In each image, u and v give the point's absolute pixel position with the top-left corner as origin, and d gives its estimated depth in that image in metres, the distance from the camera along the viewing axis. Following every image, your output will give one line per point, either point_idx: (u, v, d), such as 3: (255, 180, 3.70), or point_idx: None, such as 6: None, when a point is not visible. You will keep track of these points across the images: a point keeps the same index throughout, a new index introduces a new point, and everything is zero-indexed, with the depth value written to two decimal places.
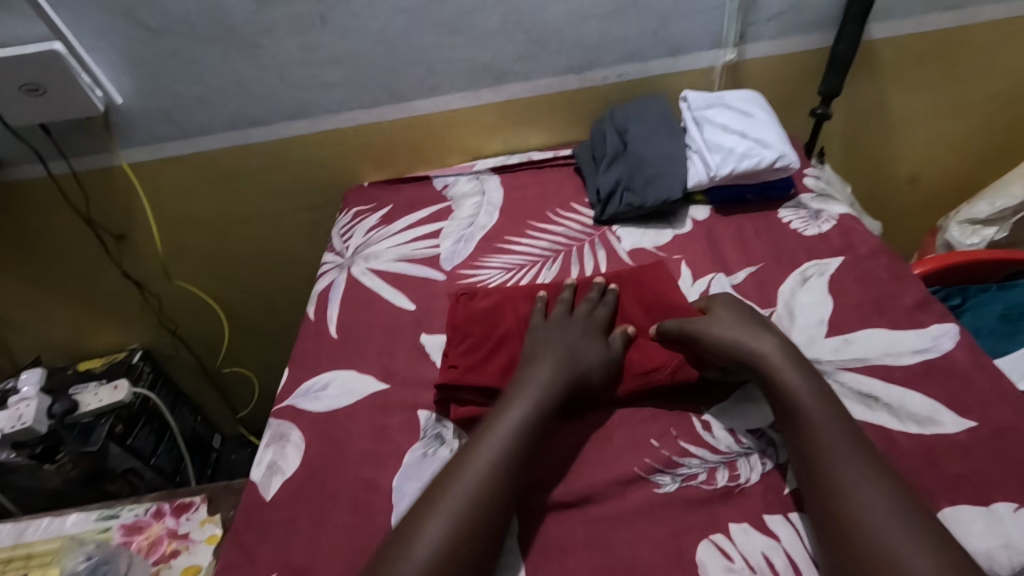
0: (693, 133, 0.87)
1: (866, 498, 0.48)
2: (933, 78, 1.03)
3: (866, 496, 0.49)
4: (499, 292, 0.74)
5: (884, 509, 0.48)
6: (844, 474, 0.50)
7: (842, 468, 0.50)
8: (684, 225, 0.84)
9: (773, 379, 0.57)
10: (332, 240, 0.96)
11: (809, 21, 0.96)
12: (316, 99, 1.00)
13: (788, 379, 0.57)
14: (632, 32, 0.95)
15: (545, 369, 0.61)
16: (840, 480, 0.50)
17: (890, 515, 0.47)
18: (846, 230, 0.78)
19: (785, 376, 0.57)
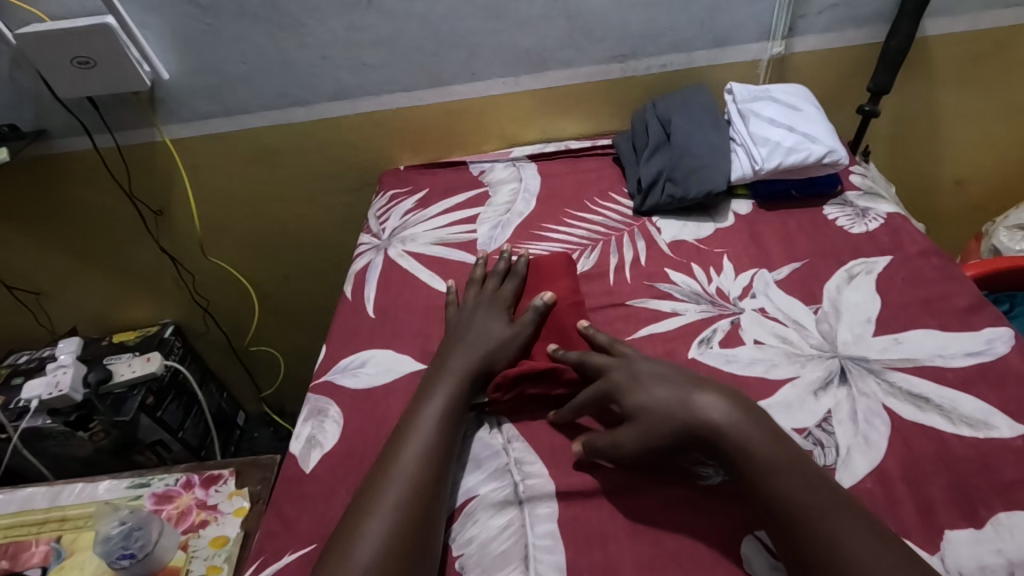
0: (738, 125, 0.86)
1: (781, 475, 0.50)
2: (986, 77, 1.00)
3: (800, 482, 0.49)
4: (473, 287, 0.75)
5: (823, 494, 0.49)
6: (755, 457, 0.51)
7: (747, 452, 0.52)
8: (726, 219, 0.83)
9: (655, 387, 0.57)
10: (369, 222, 0.97)
11: (862, 15, 0.94)
12: (358, 81, 1.01)
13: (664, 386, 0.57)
14: (678, 21, 0.93)
15: (457, 357, 0.65)
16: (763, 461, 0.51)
17: (816, 505, 0.48)
18: (894, 229, 0.76)
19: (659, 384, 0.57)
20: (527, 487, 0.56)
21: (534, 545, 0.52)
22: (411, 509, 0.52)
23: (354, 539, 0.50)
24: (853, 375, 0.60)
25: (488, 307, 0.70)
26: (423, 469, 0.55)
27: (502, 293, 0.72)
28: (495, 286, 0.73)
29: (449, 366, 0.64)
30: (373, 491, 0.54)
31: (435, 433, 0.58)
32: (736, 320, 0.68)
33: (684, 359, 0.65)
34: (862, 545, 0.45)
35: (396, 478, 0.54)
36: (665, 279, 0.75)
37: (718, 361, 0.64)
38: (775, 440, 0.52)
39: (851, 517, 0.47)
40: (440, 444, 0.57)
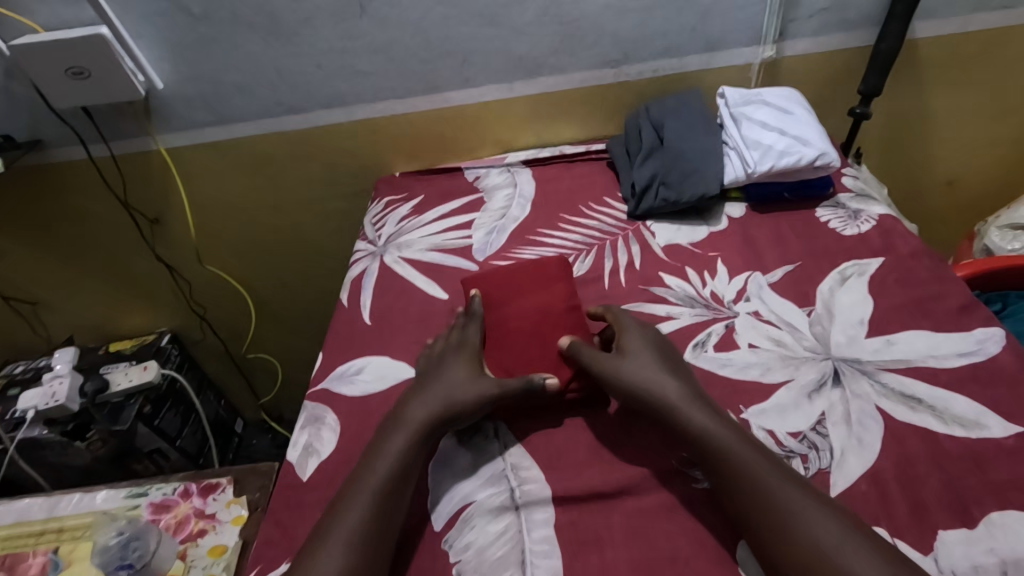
0: (730, 130, 0.87)
1: (747, 473, 0.51)
2: (976, 78, 1.01)
3: (766, 478, 0.51)
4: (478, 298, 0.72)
5: (788, 490, 0.50)
6: (725, 458, 0.52)
7: (723, 458, 0.53)
8: (720, 222, 0.83)
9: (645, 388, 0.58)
10: (364, 229, 0.98)
11: (852, 18, 0.94)
12: (352, 88, 1.01)
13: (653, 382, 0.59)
14: (670, 26, 0.94)
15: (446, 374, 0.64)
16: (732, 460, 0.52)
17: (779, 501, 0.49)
18: (886, 231, 0.77)
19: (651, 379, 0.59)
20: (524, 492, 0.56)
21: (531, 550, 0.53)
22: (377, 518, 0.53)
23: (320, 549, 0.51)
24: (846, 377, 0.60)
25: (456, 354, 0.66)
26: (391, 479, 0.55)
27: (467, 342, 0.67)
28: (460, 331, 0.69)
29: (443, 376, 0.64)
30: (342, 501, 0.54)
31: (405, 442, 0.57)
32: (730, 324, 0.68)
33: None
34: (826, 542, 0.47)
35: (365, 488, 0.55)
36: (660, 283, 0.75)
37: (712, 365, 0.64)
38: (747, 440, 0.54)
39: (811, 514, 0.48)
40: (410, 452, 0.57)
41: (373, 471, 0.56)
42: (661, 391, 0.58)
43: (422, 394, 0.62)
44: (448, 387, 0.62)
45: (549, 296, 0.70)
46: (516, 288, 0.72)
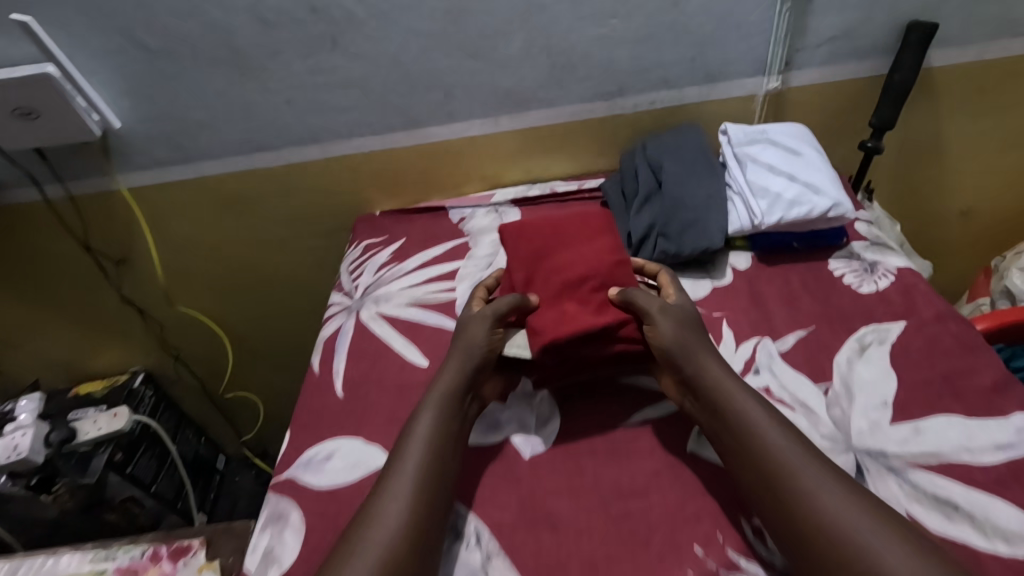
0: (734, 172, 0.80)
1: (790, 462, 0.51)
2: (994, 107, 0.95)
3: (783, 457, 0.52)
4: (516, 238, 0.72)
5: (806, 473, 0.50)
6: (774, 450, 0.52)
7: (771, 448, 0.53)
8: (724, 276, 0.76)
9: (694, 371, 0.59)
10: (340, 278, 0.91)
11: (863, 47, 0.87)
12: (325, 124, 0.94)
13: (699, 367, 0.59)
14: (667, 57, 0.87)
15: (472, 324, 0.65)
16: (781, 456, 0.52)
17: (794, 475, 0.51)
18: (906, 288, 0.70)
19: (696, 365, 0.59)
20: None
21: None
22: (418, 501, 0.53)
23: (360, 536, 0.50)
24: (870, 475, 0.54)
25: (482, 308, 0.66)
26: (429, 462, 0.55)
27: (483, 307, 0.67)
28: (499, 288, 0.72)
29: (468, 337, 0.64)
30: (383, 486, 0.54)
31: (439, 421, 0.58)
32: None
33: (682, 456, 0.59)
34: (840, 519, 0.47)
35: (404, 471, 0.55)
36: None
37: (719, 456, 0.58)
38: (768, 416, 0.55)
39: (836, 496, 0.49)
40: (445, 432, 0.58)
41: (414, 453, 0.56)
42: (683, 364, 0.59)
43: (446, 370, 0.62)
44: (476, 351, 0.62)
45: (589, 248, 0.69)
46: (556, 233, 0.71)
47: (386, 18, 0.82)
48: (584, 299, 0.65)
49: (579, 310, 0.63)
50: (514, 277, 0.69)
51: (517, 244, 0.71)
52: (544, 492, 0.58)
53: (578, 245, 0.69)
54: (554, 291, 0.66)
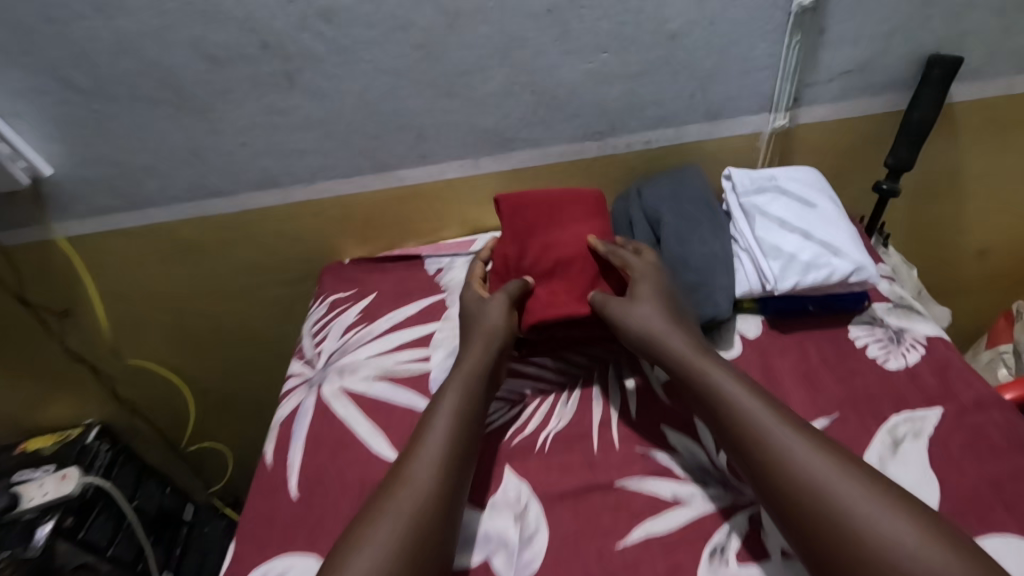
0: (740, 225, 0.72)
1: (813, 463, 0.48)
2: (1018, 143, 0.87)
3: (785, 447, 0.50)
4: (516, 210, 0.73)
5: (833, 472, 0.47)
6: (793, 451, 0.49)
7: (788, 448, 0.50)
8: (731, 347, 0.67)
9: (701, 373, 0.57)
10: (302, 341, 0.81)
11: (879, 82, 0.79)
12: (285, 168, 0.84)
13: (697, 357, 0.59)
14: (664, 94, 0.78)
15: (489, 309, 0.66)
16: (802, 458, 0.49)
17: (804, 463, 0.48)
18: (938, 365, 0.62)
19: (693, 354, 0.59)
20: None
21: None
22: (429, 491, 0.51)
23: (360, 535, 0.48)
24: None
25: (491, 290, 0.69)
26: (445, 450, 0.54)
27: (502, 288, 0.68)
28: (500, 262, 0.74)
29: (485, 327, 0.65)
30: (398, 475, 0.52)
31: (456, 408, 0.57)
32: (753, 515, 0.54)
33: None
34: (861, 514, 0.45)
35: (412, 468, 0.52)
36: (661, 442, 0.60)
37: None
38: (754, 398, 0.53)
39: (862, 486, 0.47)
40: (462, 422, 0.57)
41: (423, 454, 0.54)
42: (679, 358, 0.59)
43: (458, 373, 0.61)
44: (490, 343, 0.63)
45: (583, 228, 0.71)
46: (551, 208, 0.72)
47: (348, 55, 0.72)
48: (573, 278, 0.68)
49: (566, 291, 0.67)
50: (507, 251, 0.72)
51: (516, 213, 0.73)
52: None
53: (571, 220, 0.72)
54: (547, 270, 0.69)
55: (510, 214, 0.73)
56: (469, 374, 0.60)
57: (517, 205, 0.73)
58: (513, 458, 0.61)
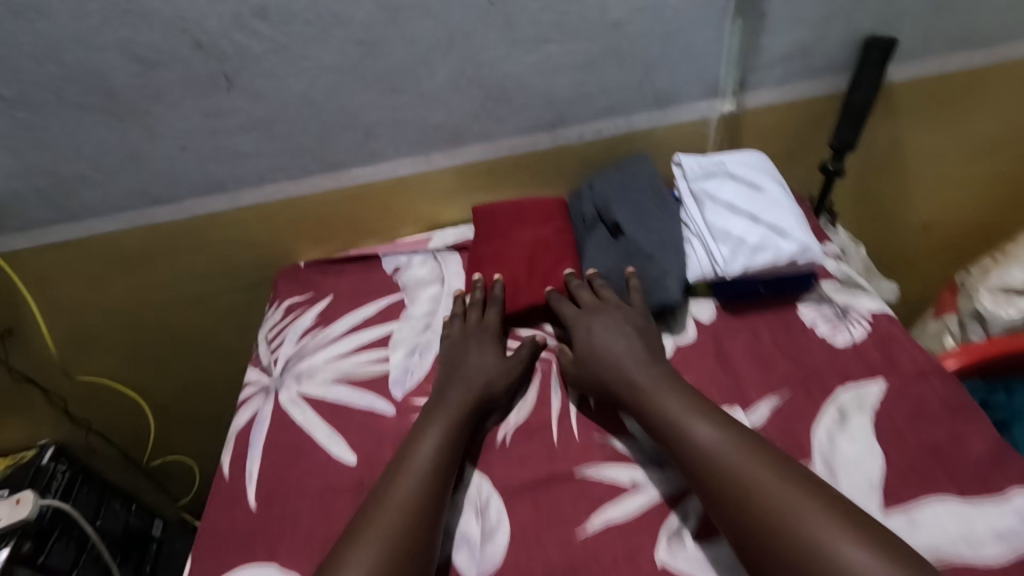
0: (690, 210, 0.73)
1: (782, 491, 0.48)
2: (956, 121, 0.90)
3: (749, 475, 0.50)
4: (489, 220, 0.79)
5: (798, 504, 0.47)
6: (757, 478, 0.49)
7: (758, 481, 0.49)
8: (686, 331, 0.69)
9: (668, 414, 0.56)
10: (258, 349, 0.79)
11: (820, 63, 0.81)
12: (231, 172, 0.82)
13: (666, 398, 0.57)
14: (612, 83, 0.78)
15: (473, 355, 0.66)
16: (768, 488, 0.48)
17: (761, 462, 0.50)
18: (883, 339, 0.64)
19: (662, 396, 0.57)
20: None
21: None
22: (416, 511, 0.52)
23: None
24: None
25: (476, 334, 0.68)
26: (434, 473, 0.55)
27: (488, 322, 0.69)
28: (478, 315, 0.71)
29: (465, 369, 0.64)
30: (380, 498, 0.54)
31: (440, 436, 0.58)
32: None
33: (650, 567, 0.50)
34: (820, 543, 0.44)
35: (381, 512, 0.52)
36: (620, 430, 0.61)
37: (694, 569, 0.50)
38: (680, 406, 0.56)
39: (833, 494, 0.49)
40: (448, 449, 0.57)
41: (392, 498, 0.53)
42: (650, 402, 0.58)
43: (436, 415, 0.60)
44: (470, 385, 0.63)
45: (543, 231, 0.76)
46: (517, 216, 0.78)
47: (287, 53, 0.70)
48: (535, 271, 0.73)
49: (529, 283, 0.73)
50: (478, 250, 0.77)
51: (488, 223, 0.78)
52: None
53: (530, 223, 0.77)
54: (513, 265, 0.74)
55: (482, 226, 0.78)
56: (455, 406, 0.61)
57: (490, 216, 0.79)
58: (474, 455, 0.61)
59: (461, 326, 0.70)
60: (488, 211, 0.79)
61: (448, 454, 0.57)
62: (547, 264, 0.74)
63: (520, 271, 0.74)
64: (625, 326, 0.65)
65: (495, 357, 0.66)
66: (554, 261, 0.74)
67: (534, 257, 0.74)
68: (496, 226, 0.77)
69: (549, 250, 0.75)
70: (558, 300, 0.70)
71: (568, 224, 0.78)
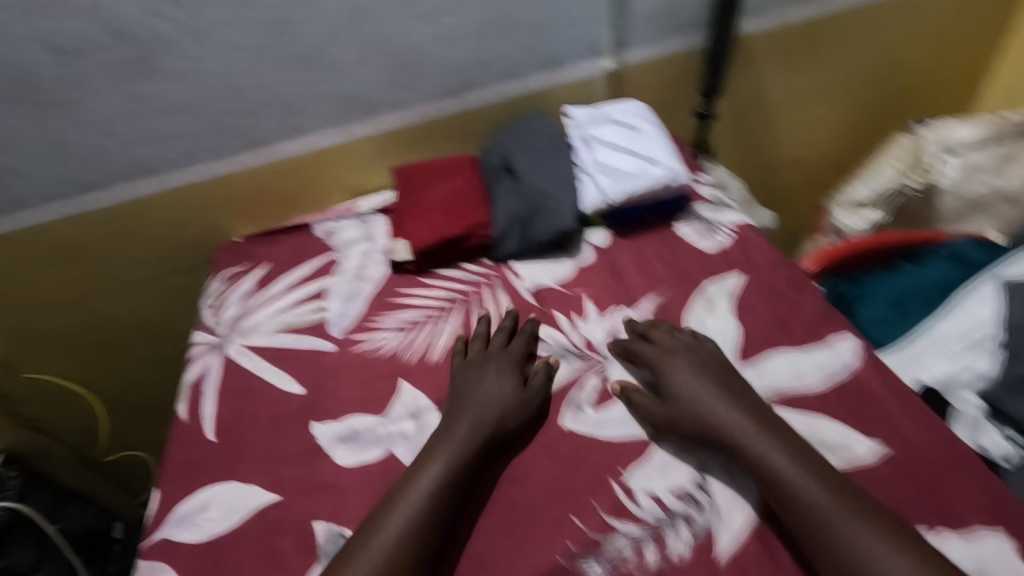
0: (580, 153, 0.84)
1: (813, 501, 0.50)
2: (805, 66, 1.05)
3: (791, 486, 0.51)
4: (409, 178, 0.88)
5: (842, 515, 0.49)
6: (796, 487, 0.51)
7: (804, 497, 0.50)
8: (584, 253, 0.80)
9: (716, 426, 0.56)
10: (202, 315, 0.84)
11: (682, 22, 0.94)
12: (160, 154, 0.87)
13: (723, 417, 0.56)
14: (505, 49, 0.88)
15: (489, 381, 0.62)
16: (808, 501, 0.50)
17: (806, 470, 0.52)
18: (743, 243, 0.77)
19: (720, 416, 0.56)
20: None
21: None
22: (418, 534, 0.52)
23: None
24: None
25: (499, 357, 0.65)
26: (442, 492, 0.54)
27: (512, 349, 0.67)
28: (505, 340, 0.68)
29: (482, 392, 0.61)
30: (379, 522, 0.53)
31: (441, 477, 0.55)
32: (604, 374, 0.66)
33: (558, 434, 0.61)
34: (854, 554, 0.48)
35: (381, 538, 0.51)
36: None
37: (593, 428, 0.61)
38: (739, 423, 0.55)
39: (867, 511, 0.50)
40: (445, 494, 0.54)
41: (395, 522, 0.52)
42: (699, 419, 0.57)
43: (447, 438, 0.58)
44: (480, 411, 0.60)
45: (453, 180, 0.84)
46: (432, 171, 0.87)
47: (203, 36, 0.77)
48: (446, 214, 0.81)
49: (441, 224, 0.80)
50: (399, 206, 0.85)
51: (408, 180, 0.87)
52: None
53: (442, 176, 0.85)
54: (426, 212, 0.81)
55: (403, 184, 0.87)
56: (467, 429, 0.58)
57: (409, 175, 0.88)
58: (407, 372, 0.69)
59: (480, 350, 0.67)
60: (407, 172, 0.88)
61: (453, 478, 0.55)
62: (458, 206, 0.81)
63: (433, 216, 0.81)
64: (685, 357, 0.62)
65: (510, 381, 0.62)
66: (464, 203, 0.81)
67: (445, 202, 0.82)
68: (414, 182, 0.86)
69: (458, 195, 0.82)
70: (630, 343, 0.66)
71: (478, 174, 0.86)
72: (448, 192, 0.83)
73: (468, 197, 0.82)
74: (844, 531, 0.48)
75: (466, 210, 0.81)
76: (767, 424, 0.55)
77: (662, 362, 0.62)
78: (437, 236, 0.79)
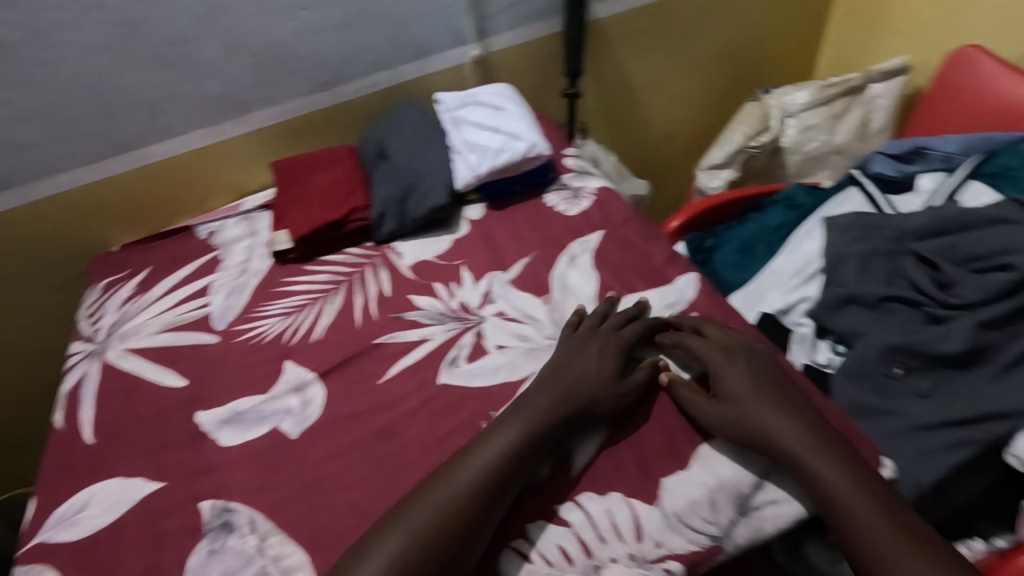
0: (451, 135, 0.88)
1: (852, 503, 0.53)
2: (660, 45, 1.15)
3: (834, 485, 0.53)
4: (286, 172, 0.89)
5: (876, 519, 0.52)
6: (839, 488, 0.53)
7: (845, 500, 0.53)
8: (460, 227, 0.85)
9: (774, 430, 0.57)
10: (79, 326, 0.82)
11: (539, 9, 1.01)
12: (16, 165, 0.84)
13: (782, 429, 0.57)
14: (371, 40, 0.92)
15: (579, 364, 0.62)
16: (847, 505, 0.53)
17: (857, 474, 0.54)
18: (603, 204, 0.84)
19: (780, 428, 0.57)
20: None
21: None
22: (450, 519, 0.52)
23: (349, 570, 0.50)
24: None
25: (598, 343, 0.64)
26: (488, 482, 0.54)
27: (623, 333, 0.66)
28: (607, 325, 0.67)
29: (562, 383, 0.61)
30: (419, 500, 0.53)
31: (497, 461, 0.55)
32: (478, 331, 0.71)
33: (435, 389, 0.65)
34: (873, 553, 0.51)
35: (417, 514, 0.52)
36: (410, 307, 0.74)
37: (466, 380, 0.66)
38: (806, 435, 0.56)
39: (894, 511, 0.52)
40: (489, 482, 0.54)
41: (431, 505, 0.53)
42: (766, 424, 0.57)
43: (500, 432, 0.57)
44: (559, 398, 0.59)
45: (332, 170, 0.87)
46: (309, 163, 0.89)
47: (48, 39, 0.75)
48: (325, 202, 0.83)
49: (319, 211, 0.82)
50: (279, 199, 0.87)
51: (285, 174, 0.88)
52: (312, 459, 0.61)
53: (320, 167, 0.88)
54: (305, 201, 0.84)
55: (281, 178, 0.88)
56: (528, 422, 0.58)
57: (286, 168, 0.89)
58: (291, 353, 0.71)
59: (578, 336, 0.66)
60: (283, 166, 0.89)
61: (500, 476, 0.55)
62: (336, 194, 0.84)
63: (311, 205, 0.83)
64: (748, 366, 0.62)
65: (599, 377, 0.62)
66: (341, 191, 0.85)
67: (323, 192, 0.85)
68: (291, 175, 0.88)
69: (336, 184, 0.85)
70: (681, 338, 0.66)
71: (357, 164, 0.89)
72: (326, 182, 0.85)
73: (346, 186, 0.85)
74: (856, 512, 0.52)
75: (345, 197, 0.84)
76: (812, 426, 0.57)
77: (723, 373, 0.62)
78: (316, 222, 0.81)
